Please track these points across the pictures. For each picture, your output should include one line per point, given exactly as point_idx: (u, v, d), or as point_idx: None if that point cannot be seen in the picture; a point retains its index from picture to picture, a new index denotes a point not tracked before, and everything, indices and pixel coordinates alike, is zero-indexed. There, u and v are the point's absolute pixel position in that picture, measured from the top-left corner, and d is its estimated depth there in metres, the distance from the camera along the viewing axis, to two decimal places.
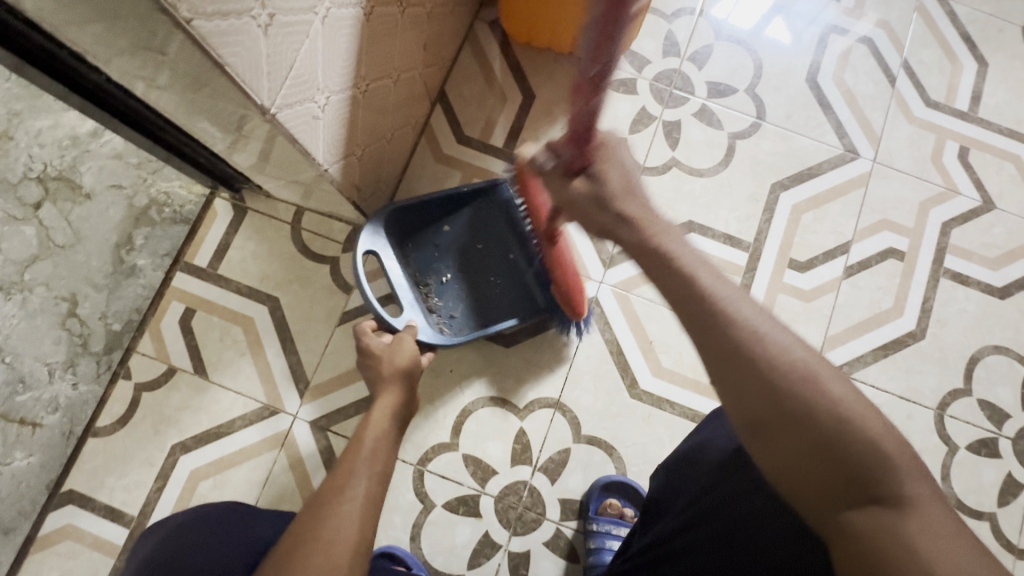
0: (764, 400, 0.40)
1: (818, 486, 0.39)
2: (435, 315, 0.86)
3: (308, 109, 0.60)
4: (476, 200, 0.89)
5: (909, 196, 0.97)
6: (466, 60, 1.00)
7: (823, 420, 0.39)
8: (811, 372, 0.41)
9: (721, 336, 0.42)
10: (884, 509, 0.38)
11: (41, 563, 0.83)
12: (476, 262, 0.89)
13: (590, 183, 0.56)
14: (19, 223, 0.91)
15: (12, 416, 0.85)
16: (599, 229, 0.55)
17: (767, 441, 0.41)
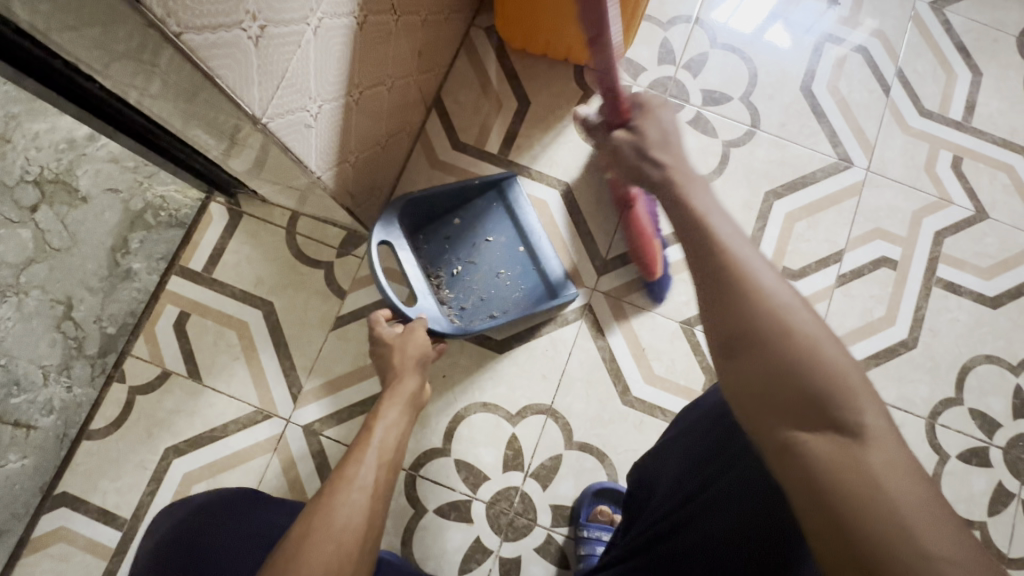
0: (737, 320, 0.42)
1: (786, 412, 0.40)
2: (447, 307, 0.87)
3: (300, 118, 0.60)
4: (486, 193, 0.92)
5: (903, 205, 0.97)
6: (462, 66, 1.00)
7: (789, 345, 0.40)
8: (785, 298, 0.42)
9: (707, 259, 0.44)
10: (848, 441, 0.38)
11: (33, 566, 0.83)
12: (486, 254, 0.90)
13: (630, 134, 0.57)
14: (16, 227, 0.92)
15: (6, 418, 0.85)
16: (630, 172, 0.56)
17: (741, 363, 0.42)
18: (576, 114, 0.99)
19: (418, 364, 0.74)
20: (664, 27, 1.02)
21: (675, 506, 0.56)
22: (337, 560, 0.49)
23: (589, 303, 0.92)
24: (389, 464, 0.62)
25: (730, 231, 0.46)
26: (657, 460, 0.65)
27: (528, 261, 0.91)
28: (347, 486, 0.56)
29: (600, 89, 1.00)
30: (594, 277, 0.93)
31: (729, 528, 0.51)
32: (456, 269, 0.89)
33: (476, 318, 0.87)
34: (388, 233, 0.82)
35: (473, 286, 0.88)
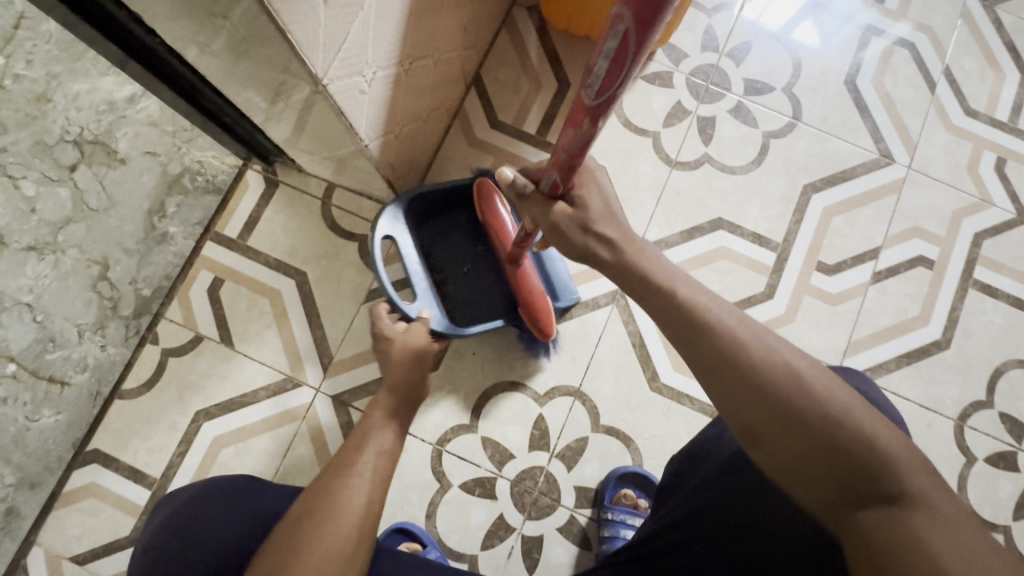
0: (754, 412, 0.42)
1: (828, 488, 0.41)
2: (449, 303, 0.86)
3: (356, 84, 0.60)
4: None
5: (943, 205, 0.96)
6: (503, 44, 0.99)
7: (817, 425, 0.41)
8: (797, 375, 0.42)
9: (713, 353, 0.43)
10: (891, 506, 0.40)
11: (64, 520, 0.84)
12: (490, 254, 0.87)
13: (573, 209, 0.52)
14: (55, 185, 0.93)
15: (42, 373, 0.87)
16: (579, 253, 0.52)
17: (770, 449, 0.42)
18: None
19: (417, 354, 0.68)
20: (709, 13, 1.00)
21: (698, 499, 0.58)
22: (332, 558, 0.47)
23: (620, 288, 0.92)
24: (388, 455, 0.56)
25: (720, 311, 0.45)
26: (688, 461, 0.65)
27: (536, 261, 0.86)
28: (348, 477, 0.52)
29: (642, 73, 0.99)
30: None
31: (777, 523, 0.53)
32: (461, 267, 0.87)
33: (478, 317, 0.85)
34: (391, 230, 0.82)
35: (476, 285, 0.86)
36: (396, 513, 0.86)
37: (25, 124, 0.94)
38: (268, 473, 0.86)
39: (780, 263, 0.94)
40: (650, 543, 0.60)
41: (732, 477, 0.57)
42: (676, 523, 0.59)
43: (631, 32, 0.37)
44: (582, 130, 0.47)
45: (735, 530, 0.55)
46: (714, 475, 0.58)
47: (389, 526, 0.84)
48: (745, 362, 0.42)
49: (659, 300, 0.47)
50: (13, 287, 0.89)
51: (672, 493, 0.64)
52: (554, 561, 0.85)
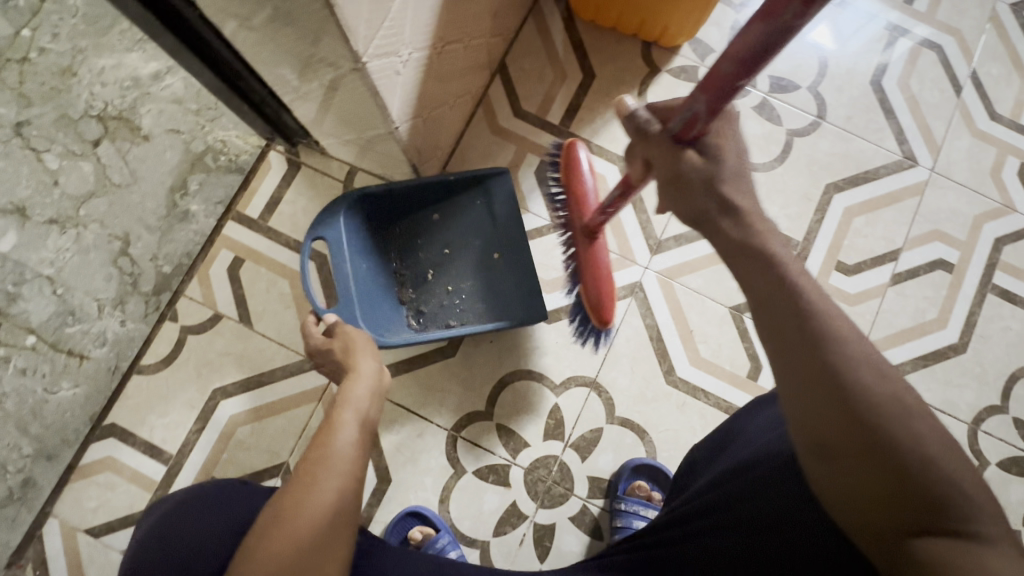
0: (835, 418, 0.40)
1: (891, 512, 0.38)
2: (407, 307, 0.86)
3: (393, 64, 0.60)
4: (471, 187, 0.85)
5: (964, 209, 0.96)
6: (529, 33, 0.99)
7: (904, 450, 0.38)
8: (903, 404, 0.40)
9: (819, 352, 0.40)
10: (962, 541, 0.37)
11: (79, 493, 0.85)
12: (455, 258, 0.86)
13: (704, 160, 0.48)
14: (78, 159, 0.93)
15: (61, 346, 0.88)
16: (695, 216, 0.48)
17: (838, 459, 0.40)
18: (640, 91, 0.97)
19: (369, 393, 0.63)
20: (736, 9, 1.00)
21: (716, 493, 0.56)
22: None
23: (640, 281, 0.92)
24: (348, 510, 0.51)
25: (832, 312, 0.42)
26: (715, 447, 0.65)
27: (499, 269, 0.85)
28: (310, 547, 0.47)
29: (667, 67, 0.98)
30: (647, 256, 0.93)
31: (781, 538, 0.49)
32: (422, 270, 0.86)
33: (434, 324, 0.84)
34: (347, 238, 0.79)
35: (436, 290, 0.86)
36: (409, 496, 0.86)
37: (49, 98, 0.94)
38: (283, 453, 0.87)
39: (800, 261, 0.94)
40: (663, 532, 0.59)
41: (753, 475, 0.54)
42: (691, 516, 0.57)
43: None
44: (776, 23, 0.41)
45: (750, 531, 0.51)
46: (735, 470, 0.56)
47: (403, 509, 0.85)
48: (852, 372, 0.40)
49: (757, 291, 0.44)
50: (35, 259, 0.90)
51: (692, 480, 0.65)
52: (565, 550, 0.85)
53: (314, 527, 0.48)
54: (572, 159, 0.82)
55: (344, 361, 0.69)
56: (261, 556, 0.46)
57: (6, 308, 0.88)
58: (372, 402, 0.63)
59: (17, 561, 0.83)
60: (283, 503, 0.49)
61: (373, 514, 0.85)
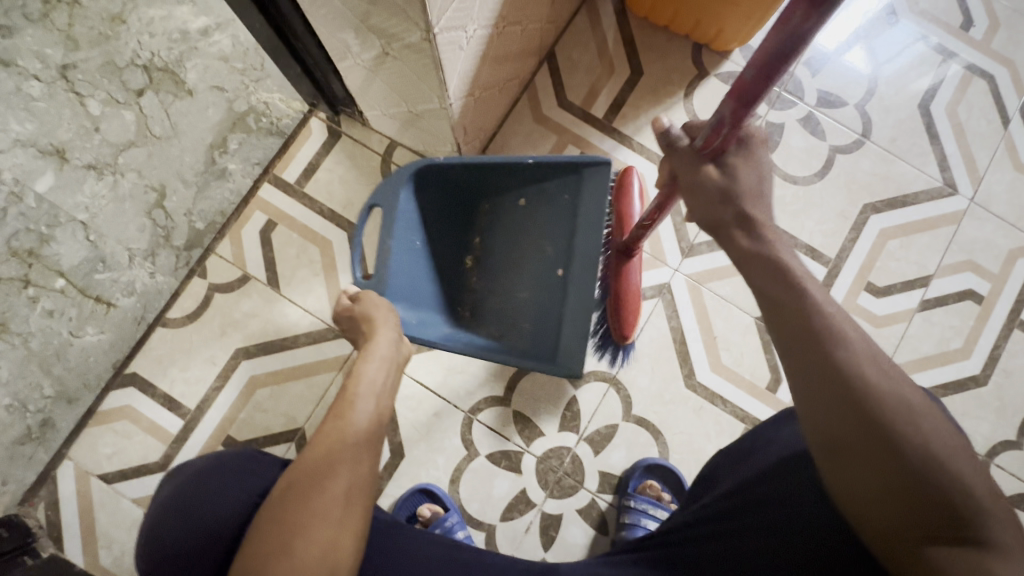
0: (844, 419, 0.38)
1: (903, 515, 0.36)
2: (471, 295, 0.82)
3: (459, 38, 0.60)
4: (566, 177, 0.74)
5: (999, 242, 0.96)
6: (581, 24, 0.99)
7: (911, 449, 0.36)
8: (909, 407, 0.37)
9: (816, 347, 0.39)
10: (970, 547, 0.34)
11: (96, 438, 0.85)
12: (524, 258, 0.79)
13: (721, 176, 0.49)
14: (121, 107, 0.93)
15: (89, 292, 0.88)
16: (712, 223, 0.48)
17: (848, 462, 0.38)
18: (686, 93, 0.97)
19: (384, 365, 0.61)
20: None
21: (736, 497, 0.55)
22: (322, 549, 0.44)
23: (668, 282, 0.92)
24: (364, 475, 0.50)
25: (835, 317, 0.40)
26: (735, 459, 0.61)
27: (557, 290, 0.74)
28: (318, 516, 0.45)
29: (716, 71, 0.97)
30: (678, 258, 0.93)
31: (772, 544, 0.49)
32: (495, 258, 0.81)
33: (485, 322, 0.80)
34: (413, 206, 0.75)
35: (497, 284, 0.80)
36: (421, 473, 0.86)
37: (97, 43, 0.94)
38: (300, 419, 0.87)
39: (830, 278, 0.94)
40: (671, 536, 0.57)
41: (774, 483, 0.52)
42: (708, 518, 0.55)
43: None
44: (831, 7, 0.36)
45: (764, 533, 0.50)
46: (761, 473, 0.54)
47: (413, 486, 0.85)
48: (847, 363, 0.38)
49: (763, 295, 0.43)
50: (70, 203, 0.90)
51: (712, 484, 0.62)
52: (570, 541, 0.85)
53: (331, 490, 0.47)
54: (625, 183, 0.85)
55: (365, 329, 0.67)
56: (285, 517, 0.45)
57: (38, 249, 0.88)
58: (388, 373, 0.61)
59: (30, 499, 0.83)
60: (300, 476, 0.48)
61: (384, 487, 0.86)
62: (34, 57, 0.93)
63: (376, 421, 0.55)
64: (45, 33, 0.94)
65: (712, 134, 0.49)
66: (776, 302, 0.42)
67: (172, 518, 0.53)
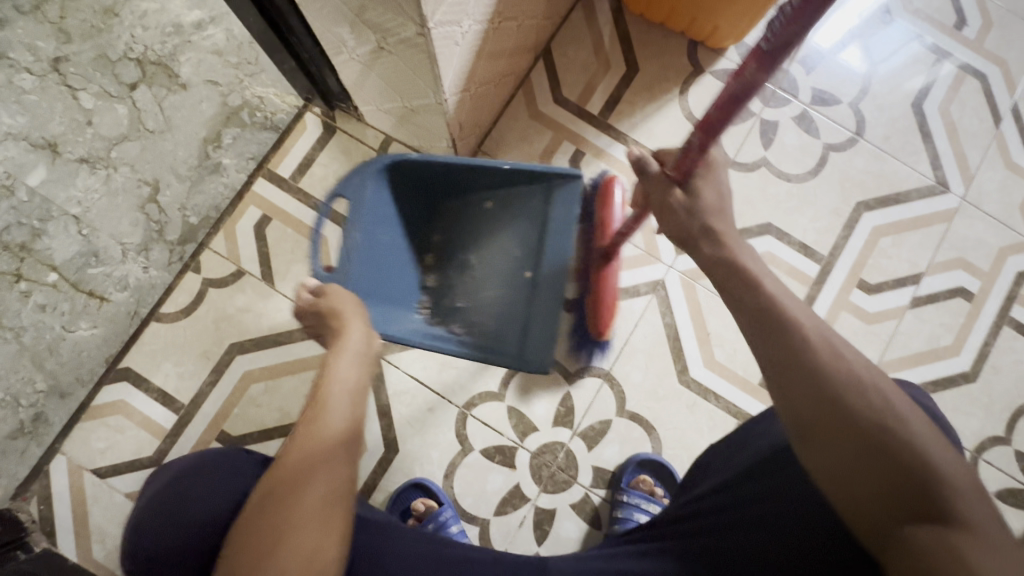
0: (811, 406, 0.39)
1: (876, 496, 0.37)
2: (429, 293, 0.83)
3: (454, 33, 0.60)
4: (536, 184, 0.75)
5: (990, 240, 0.96)
6: (577, 20, 0.99)
7: (879, 430, 0.38)
8: (867, 388, 0.39)
9: (781, 338, 0.41)
10: (945, 526, 0.35)
11: (89, 432, 0.85)
12: (489, 259, 0.81)
13: (686, 196, 0.51)
14: (113, 101, 0.92)
15: (82, 287, 0.88)
16: (681, 237, 0.51)
17: (822, 448, 0.39)
18: (682, 90, 0.97)
19: (357, 361, 0.56)
20: None
21: (730, 490, 0.55)
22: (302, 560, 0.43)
23: (663, 279, 0.93)
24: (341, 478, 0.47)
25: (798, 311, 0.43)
26: (726, 454, 0.61)
27: (526, 292, 0.76)
28: (293, 528, 0.43)
29: (711, 68, 0.98)
30: (672, 255, 0.93)
31: (770, 540, 0.49)
32: (456, 257, 0.83)
33: (447, 320, 0.80)
34: (377, 198, 0.73)
35: (461, 283, 0.82)
36: (415, 468, 0.87)
37: (89, 36, 0.94)
38: (294, 414, 0.87)
39: (823, 275, 0.94)
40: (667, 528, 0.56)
41: (771, 478, 0.52)
42: (702, 512, 0.55)
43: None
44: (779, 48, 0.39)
45: (762, 529, 0.50)
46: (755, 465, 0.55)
47: (407, 481, 0.85)
48: (809, 352, 0.40)
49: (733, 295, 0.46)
50: (63, 197, 0.90)
51: (704, 478, 0.62)
52: (563, 536, 0.86)
53: (304, 500, 0.44)
54: (608, 191, 0.87)
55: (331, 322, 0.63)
56: (262, 531, 0.44)
57: (30, 243, 0.88)
58: (363, 365, 0.56)
59: (23, 493, 0.83)
60: (276, 486, 0.45)
61: (378, 481, 0.86)
62: (26, 50, 0.93)
63: (354, 423, 0.50)
64: (37, 25, 0.93)
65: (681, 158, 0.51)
66: (746, 302, 0.44)
67: (159, 518, 0.53)
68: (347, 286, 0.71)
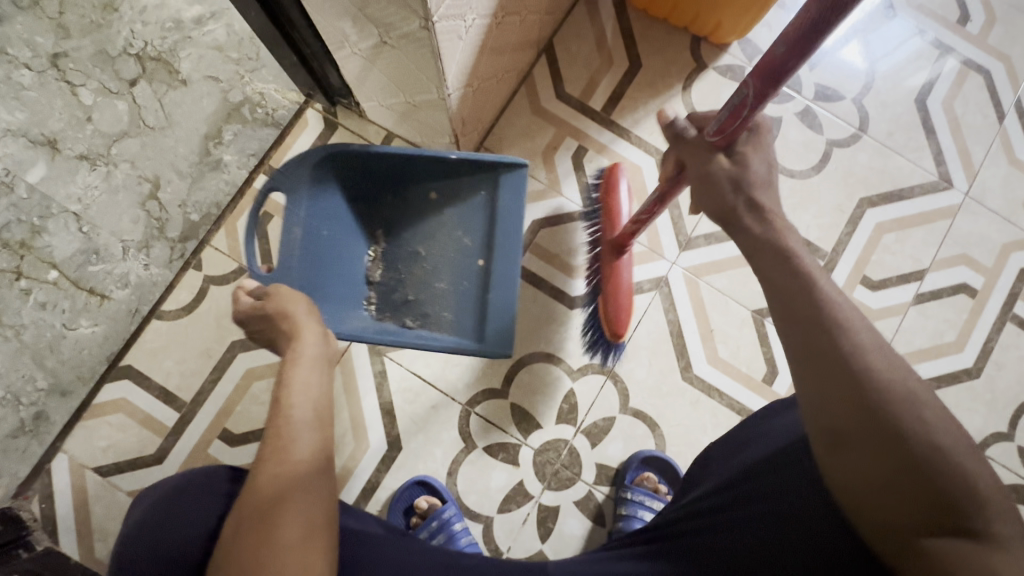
0: (848, 408, 0.39)
1: (902, 506, 0.37)
2: (373, 288, 0.79)
3: (457, 27, 0.59)
4: (483, 174, 0.75)
5: (994, 236, 0.96)
6: (579, 15, 0.98)
7: (916, 440, 0.37)
8: (910, 394, 0.39)
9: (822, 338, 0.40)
10: (972, 540, 0.35)
11: (90, 431, 0.85)
12: (439, 249, 0.78)
13: (733, 166, 0.50)
14: (113, 97, 0.92)
15: (83, 284, 0.87)
16: (723, 212, 0.49)
17: (850, 452, 0.39)
18: (685, 86, 0.97)
19: (319, 367, 0.54)
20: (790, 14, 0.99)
21: (733, 488, 0.54)
22: None
23: (666, 275, 0.92)
24: (321, 493, 0.45)
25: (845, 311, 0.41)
26: (732, 448, 0.61)
27: (478, 280, 0.75)
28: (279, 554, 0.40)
29: (714, 64, 0.97)
30: (676, 251, 0.93)
31: (762, 539, 0.49)
32: (402, 248, 0.80)
33: (397, 315, 0.77)
34: (314, 197, 0.72)
35: (408, 276, 0.79)
36: (418, 466, 0.86)
37: (88, 32, 0.93)
38: None
39: (826, 271, 0.94)
40: (669, 527, 0.56)
41: (772, 476, 0.52)
42: (703, 511, 0.55)
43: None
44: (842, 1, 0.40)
45: (759, 524, 0.50)
46: (760, 462, 0.54)
47: (410, 479, 0.85)
48: (852, 353, 0.39)
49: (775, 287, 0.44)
50: (63, 194, 0.89)
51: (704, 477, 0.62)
52: (567, 533, 0.86)
53: (287, 521, 0.42)
54: (613, 182, 0.87)
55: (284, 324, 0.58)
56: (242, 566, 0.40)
57: (30, 241, 0.87)
58: (325, 370, 0.54)
59: (24, 492, 0.83)
60: (250, 510, 0.42)
61: (381, 479, 0.86)
62: (24, 45, 0.92)
63: (325, 430, 0.48)
64: (36, 21, 0.93)
65: (728, 121, 0.51)
66: (791, 299, 0.42)
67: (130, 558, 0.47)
68: (291, 284, 0.71)
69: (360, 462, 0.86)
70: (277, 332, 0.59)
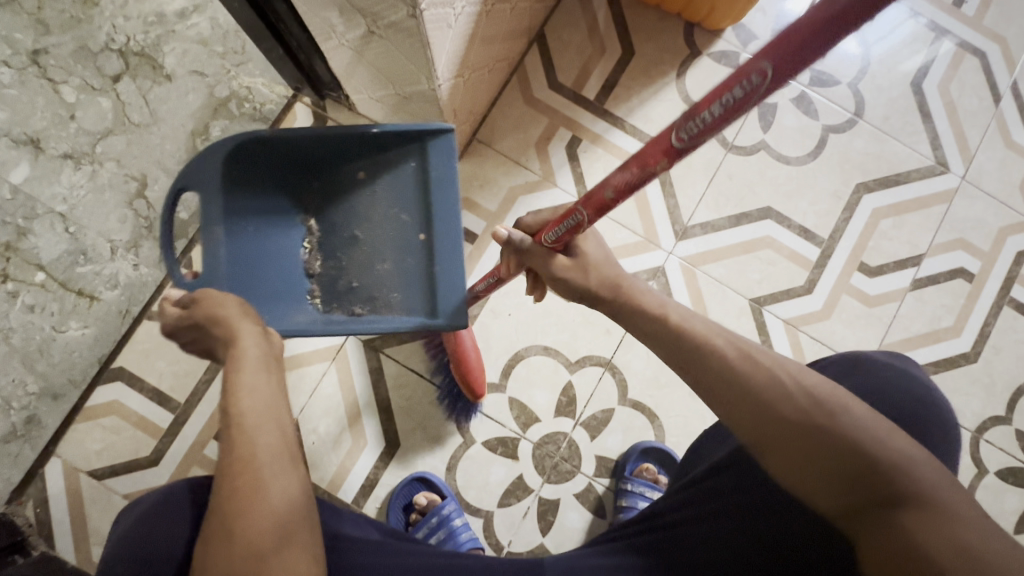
0: (752, 426, 0.43)
1: (830, 486, 0.43)
2: (315, 280, 0.75)
3: (447, 15, 0.58)
4: (406, 144, 0.68)
5: (990, 220, 0.96)
6: (570, 3, 0.96)
7: (819, 434, 0.42)
8: (784, 390, 0.43)
9: (706, 365, 0.45)
10: (895, 502, 0.41)
11: (85, 434, 0.84)
12: (377, 231, 0.72)
13: (571, 261, 0.51)
14: (97, 94, 0.90)
15: (71, 286, 0.86)
16: (583, 293, 0.51)
17: (776, 457, 0.43)
18: (679, 73, 0.95)
19: (265, 368, 0.48)
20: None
21: (717, 476, 0.54)
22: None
23: (663, 265, 0.91)
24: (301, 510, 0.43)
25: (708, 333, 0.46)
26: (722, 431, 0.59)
27: (423, 257, 0.69)
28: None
29: (708, 50, 0.96)
30: (672, 241, 0.92)
31: (759, 527, 0.51)
32: (339, 235, 0.74)
33: (343, 306, 0.73)
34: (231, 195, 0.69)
35: (350, 262, 0.74)
36: (417, 462, 0.86)
37: (69, 28, 0.91)
38: (294, 411, 0.86)
39: (823, 259, 0.94)
40: (655, 518, 0.56)
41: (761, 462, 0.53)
42: (691, 500, 0.55)
43: (768, 87, 0.30)
44: (645, 173, 0.41)
45: (755, 515, 0.52)
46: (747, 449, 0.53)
47: (409, 475, 0.85)
48: (738, 374, 0.44)
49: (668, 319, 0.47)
50: (47, 194, 0.87)
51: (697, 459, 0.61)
52: (567, 526, 0.86)
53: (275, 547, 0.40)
54: None
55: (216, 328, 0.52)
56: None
57: (16, 242, 0.86)
58: (273, 372, 0.48)
59: (18, 497, 0.82)
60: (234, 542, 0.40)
61: (379, 476, 0.85)
62: (2, 42, 0.89)
63: (293, 449, 0.45)
64: (13, 17, 0.90)
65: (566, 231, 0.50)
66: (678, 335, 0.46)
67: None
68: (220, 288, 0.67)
69: (358, 459, 0.85)
70: (210, 339, 0.54)
